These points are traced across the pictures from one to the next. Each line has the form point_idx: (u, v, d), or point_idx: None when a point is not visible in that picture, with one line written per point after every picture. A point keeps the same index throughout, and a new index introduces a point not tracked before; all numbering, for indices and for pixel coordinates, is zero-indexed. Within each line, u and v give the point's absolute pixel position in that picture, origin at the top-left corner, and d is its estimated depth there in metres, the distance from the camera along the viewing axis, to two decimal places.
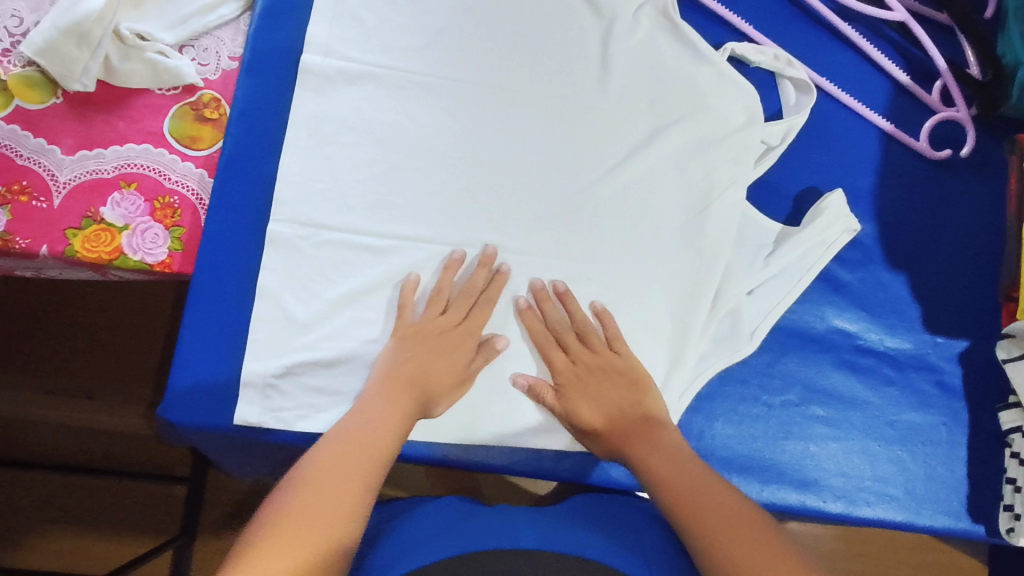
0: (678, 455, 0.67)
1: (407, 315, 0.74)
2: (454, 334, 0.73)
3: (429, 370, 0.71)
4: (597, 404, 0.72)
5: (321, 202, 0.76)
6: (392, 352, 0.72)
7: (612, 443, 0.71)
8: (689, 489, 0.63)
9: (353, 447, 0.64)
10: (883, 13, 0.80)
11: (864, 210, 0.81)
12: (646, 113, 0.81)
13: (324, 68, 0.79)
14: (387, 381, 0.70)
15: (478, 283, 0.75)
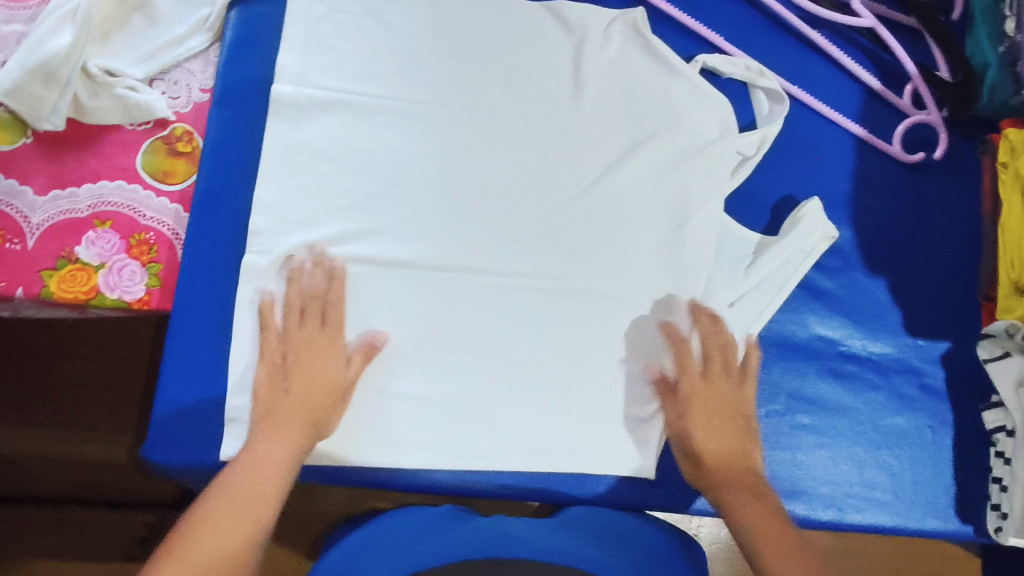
0: (771, 517, 0.66)
1: (266, 340, 0.73)
2: (319, 344, 0.72)
3: (307, 387, 0.70)
4: (717, 434, 0.71)
5: (297, 232, 0.76)
6: (269, 378, 0.71)
7: (716, 480, 0.69)
8: (782, 555, 0.62)
9: (245, 490, 0.64)
10: (853, 20, 0.80)
11: (841, 216, 0.81)
12: (622, 128, 0.81)
13: (296, 97, 0.78)
14: (274, 408, 0.70)
15: (317, 284, 0.74)
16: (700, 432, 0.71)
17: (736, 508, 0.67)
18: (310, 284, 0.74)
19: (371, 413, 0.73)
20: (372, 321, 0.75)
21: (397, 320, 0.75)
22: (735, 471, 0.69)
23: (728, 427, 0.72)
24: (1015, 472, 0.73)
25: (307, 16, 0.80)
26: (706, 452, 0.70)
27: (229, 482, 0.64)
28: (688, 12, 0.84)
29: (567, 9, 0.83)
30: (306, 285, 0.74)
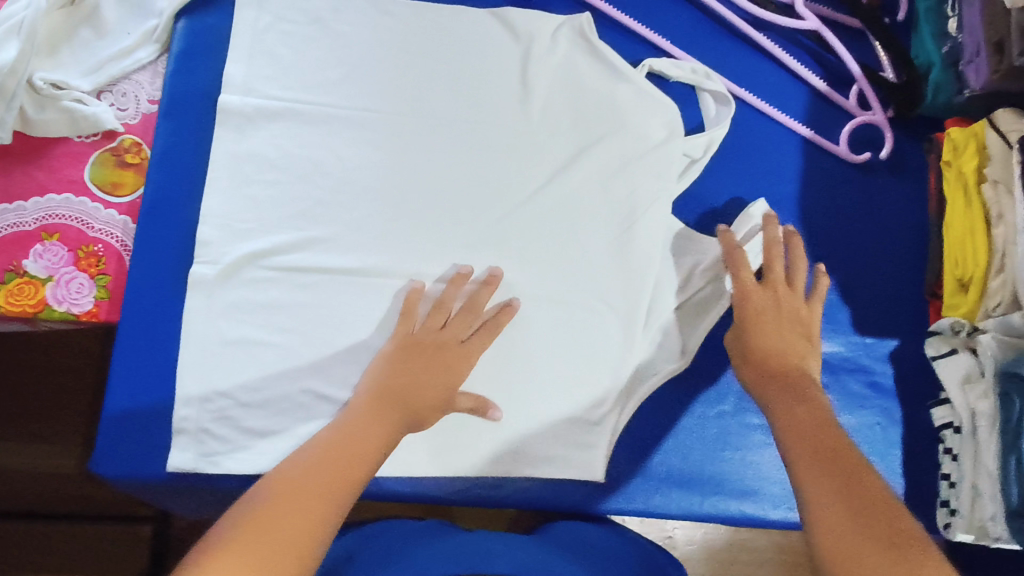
0: (823, 425, 0.63)
1: (428, 333, 0.72)
2: (448, 358, 0.71)
3: (420, 384, 0.69)
4: (776, 332, 0.71)
5: (245, 241, 0.76)
6: (389, 362, 0.70)
7: (766, 381, 0.69)
8: (821, 457, 0.60)
9: (324, 466, 0.61)
10: (796, 22, 0.81)
11: (789, 216, 0.81)
12: (571, 132, 0.81)
13: (243, 106, 0.79)
14: (379, 396, 0.68)
15: (481, 299, 0.73)
16: (755, 325, 0.71)
17: (787, 415, 0.65)
18: (474, 295, 0.74)
19: (322, 420, 0.74)
20: (321, 329, 0.75)
21: (347, 327, 0.75)
22: (789, 373, 0.69)
23: (787, 330, 0.71)
24: (962, 468, 0.73)
25: (254, 26, 0.81)
26: (757, 348, 0.71)
27: (297, 463, 0.62)
28: (633, 18, 0.85)
29: (513, 15, 0.83)
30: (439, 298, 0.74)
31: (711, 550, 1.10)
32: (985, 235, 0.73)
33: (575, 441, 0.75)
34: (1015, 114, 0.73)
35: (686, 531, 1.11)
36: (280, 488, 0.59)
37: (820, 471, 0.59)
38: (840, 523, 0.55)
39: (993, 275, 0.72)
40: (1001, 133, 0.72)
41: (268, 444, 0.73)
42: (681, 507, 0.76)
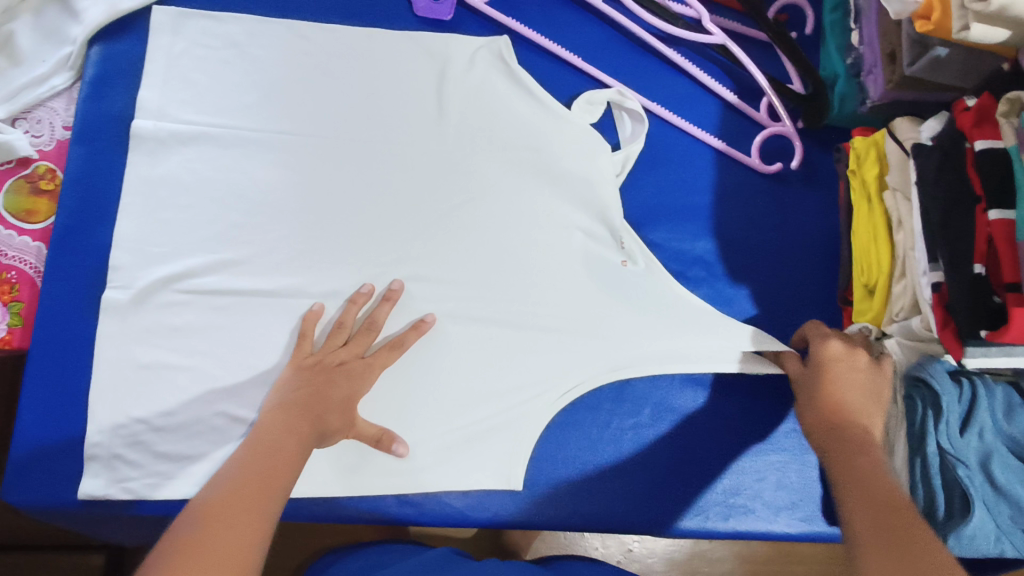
0: (885, 471, 0.57)
1: (324, 353, 0.71)
2: (354, 370, 0.70)
3: (323, 397, 0.67)
4: (849, 388, 0.66)
5: (158, 265, 0.76)
6: (285, 383, 0.68)
7: (830, 429, 0.63)
8: (875, 505, 0.52)
9: (255, 483, 0.56)
10: (703, 37, 0.82)
11: (702, 229, 0.82)
12: (487, 149, 0.81)
13: (157, 131, 0.79)
14: (283, 409, 0.65)
15: (381, 315, 0.73)
16: (829, 378, 0.68)
17: (845, 459, 0.59)
18: (373, 314, 0.74)
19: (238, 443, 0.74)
20: (236, 351, 0.75)
21: (261, 348, 0.75)
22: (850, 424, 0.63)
23: (857, 386, 0.67)
24: None
25: (169, 51, 0.81)
26: (824, 405, 0.66)
27: (222, 478, 0.57)
28: (549, 36, 0.86)
29: (428, 38, 0.84)
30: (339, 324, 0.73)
31: (672, 561, 1.10)
32: (887, 241, 0.75)
33: (493, 455, 0.75)
34: (912, 121, 0.74)
35: (645, 544, 1.10)
36: (212, 501, 0.53)
37: (868, 509, 0.52)
38: (884, 552, 0.47)
39: (896, 280, 0.74)
40: (898, 141, 0.74)
41: (184, 468, 0.73)
42: (598, 519, 0.76)
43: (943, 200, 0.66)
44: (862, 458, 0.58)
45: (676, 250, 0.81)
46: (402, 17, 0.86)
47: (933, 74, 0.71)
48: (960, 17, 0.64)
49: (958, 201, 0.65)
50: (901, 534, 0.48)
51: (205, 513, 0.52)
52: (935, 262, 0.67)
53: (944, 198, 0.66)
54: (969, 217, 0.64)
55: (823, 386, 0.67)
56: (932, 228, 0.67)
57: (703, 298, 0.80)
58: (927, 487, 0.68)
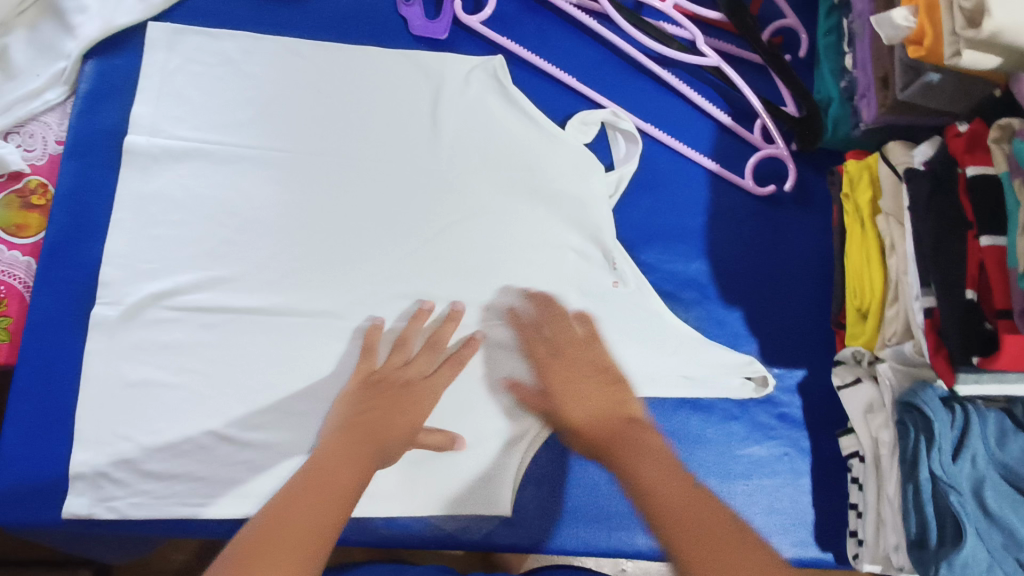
0: (658, 462, 0.60)
1: (388, 369, 0.72)
2: (416, 392, 0.71)
3: (392, 414, 0.68)
4: (575, 399, 0.69)
5: (147, 281, 0.75)
6: (350, 399, 0.69)
7: (591, 437, 0.65)
8: (678, 524, 0.55)
9: (303, 505, 0.56)
10: (697, 59, 0.83)
11: (695, 250, 0.82)
12: (481, 168, 0.81)
13: (149, 147, 0.79)
14: (352, 424, 0.66)
15: (445, 334, 0.75)
16: (559, 398, 0.70)
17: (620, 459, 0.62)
18: (436, 332, 0.75)
19: (225, 463, 0.73)
20: (224, 369, 0.74)
21: (249, 367, 0.74)
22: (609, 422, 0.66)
23: (588, 389, 0.69)
24: (867, 497, 0.73)
25: (163, 67, 0.81)
26: (580, 420, 0.67)
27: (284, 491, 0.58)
28: (544, 56, 0.86)
29: (424, 58, 0.85)
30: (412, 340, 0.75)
31: None
32: (880, 266, 0.75)
33: (482, 476, 0.74)
34: (905, 145, 0.75)
35: (639, 566, 1.09)
36: (272, 516, 0.55)
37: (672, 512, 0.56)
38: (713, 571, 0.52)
39: (889, 304, 0.74)
40: (891, 165, 0.75)
41: (169, 487, 0.72)
42: (589, 542, 0.76)
43: (935, 225, 0.66)
44: (648, 454, 0.61)
45: (669, 270, 0.81)
46: (397, 36, 0.86)
47: (925, 99, 0.71)
48: (953, 43, 0.64)
49: (951, 226, 0.65)
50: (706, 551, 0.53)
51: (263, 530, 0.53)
52: (927, 287, 0.67)
53: (936, 222, 0.66)
54: (961, 242, 0.64)
55: (563, 403, 0.69)
56: (925, 252, 0.67)
57: (697, 320, 0.80)
58: (920, 514, 0.67)
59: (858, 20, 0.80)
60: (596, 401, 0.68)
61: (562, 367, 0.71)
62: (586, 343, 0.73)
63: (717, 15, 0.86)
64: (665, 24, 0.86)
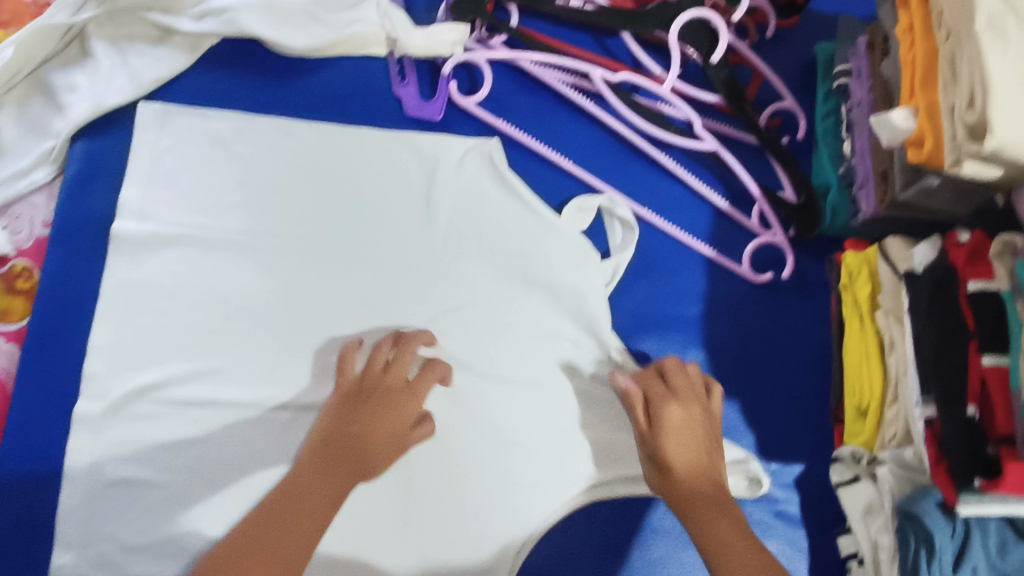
0: (742, 541, 0.62)
1: (367, 375, 0.72)
2: (394, 400, 0.71)
3: (366, 435, 0.69)
4: (685, 443, 0.68)
5: (133, 372, 0.74)
6: (332, 412, 0.70)
7: (686, 489, 0.66)
8: None
9: (268, 557, 0.60)
10: (695, 143, 0.82)
11: (692, 339, 0.81)
12: (475, 256, 0.80)
13: (137, 233, 0.77)
14: (322, 452, 0.68)
15: (415, 338, 0.74)
16: (669, 433, 0.68)
17: (705, 533, 0.63)
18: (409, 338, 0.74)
19: None
20: (211, 466, 0.72)
21: (235, 464, 0.73)
22: (702, 488, 0.66)
23: (686, 444, 0.68)
24: None
25: (153, 149, 0.79)
26: (678, 461, 0.67)
27: (229, 543, 0.62)
28: (539, 138, 0.85)
29: (419, 139, 0.83)
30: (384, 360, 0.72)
31: None
32: (880, 365, 0.74)
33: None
34: (904, 241, 0.74)
35: None
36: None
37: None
38: None
39: (888, 405, 0.73)
40: (891, 262, 0.74)
41: None
42: None
43: (936, 333, 0.65)
44: (723, 521, 0.63)
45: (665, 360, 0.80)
46: (390, 114, 0.85)
47: (925, 200, 0.70)
48: (954, 150, 0.63)
49: (951, 336, 0.64)
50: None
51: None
52: (927, 396, 0.66)
53: (937, 330, 0.66)
54: (961, 354, 0.63)
55: (664, 435, 0.68)
56: (925, 361, 0.66)
57: None
58: None
59: (857, 110, 0.79)
60: (689, 461, 0.67)
61: (682, 414, 0.69)
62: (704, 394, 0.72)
63: (716, 97, 0.84)
64: (661, 105, 0.85)
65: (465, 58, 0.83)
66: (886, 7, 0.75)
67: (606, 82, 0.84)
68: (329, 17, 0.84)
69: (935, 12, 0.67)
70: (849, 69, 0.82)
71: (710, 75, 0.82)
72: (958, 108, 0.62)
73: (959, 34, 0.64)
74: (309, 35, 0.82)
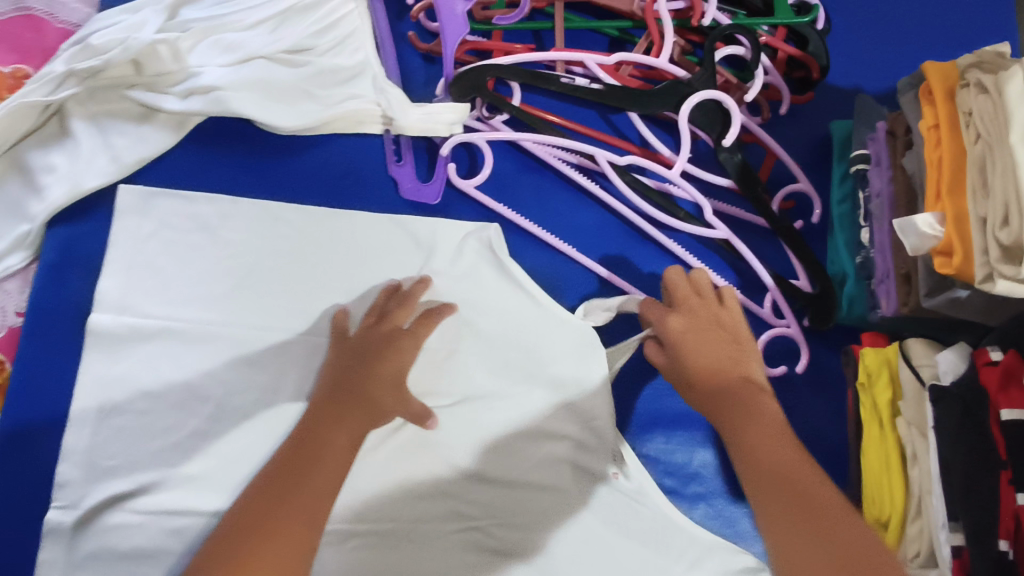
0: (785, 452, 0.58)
1: (367, 327, 0.72)
2: (395, 336, 0.70)
3: (372, 374, 0.67)
4: (698, 347, 0.67)
5: (108, 480, 0.70)
6: (332, 366, 0.70)
7: (707, 394, 0.64)
8: (796, 506, 0.53)
9: (289, 485, 0.59)
10: (705, 231, 0.77)
11: (700, 438, 0.78)
12: (474, 347, 0.76)
13: (115, 326, 0.73)
14: (332, 391, 0.66)
15: (415, 293, 0.74)
16: (681, 345, 0.67)
17: (740, 439, 0.60)
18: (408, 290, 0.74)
19: None
20: None
21: None
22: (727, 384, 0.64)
23: (699, 343, 0.67)
24: None
25: (135, 235, 0.75)
26: (694, 367, 0.66)
27: (261, 486, 0.61)
28: (543, 222, 0.82)
29: (413, 224, 0.79)
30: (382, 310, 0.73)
31: None
32: (901, 475, 0.69)
33: None
34: (926, 345, 0.71)
35: None
36: (255, 514, 0.57)
37: (781, 501, 0.54)
38: None
39: (911, 519, 0.68)
40: (913, 367, 0.70)
41: None
42: None
43: (965, 456, 0.62)
44: (771, 436, 0.59)
45: (671, 460, 0.77)
46: (385, 196, 0.81)
47: (952, 310, 0.66)
48: (984, 265, 0.59)
49: (981, 462, 0.60)
50: (829, 540, 0.51)
51: (244, 530, 0.56)
52: (955, 521, 0.62)
53: (966, 453, 0.61)
54: (992, 484, 0.59)
55: (677, 354, 0.67)
56: (952, 483, 0.62)
57: (703, 516, 0.76)
58: None
59: (876, 200, 0.75)
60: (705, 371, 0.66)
61: (688, 324, 0.68)
62: (713, 294, 0.71)
63: (729, 181, 0.81)
64: (671, 186, 0.81)
65: (465, 139, 0.78)
66: (909, 97, 0.72)
67: (611, 163, 0.79)
68: (323, 93, 0.80)
69: (964, 112, 0.64)
70: (868, 155, 0.78)
71: (721, 159, 0.77)
72: (990, 224, 0.58)
73: (992, 142, 0.60)
74: (301, 114, 0.78)
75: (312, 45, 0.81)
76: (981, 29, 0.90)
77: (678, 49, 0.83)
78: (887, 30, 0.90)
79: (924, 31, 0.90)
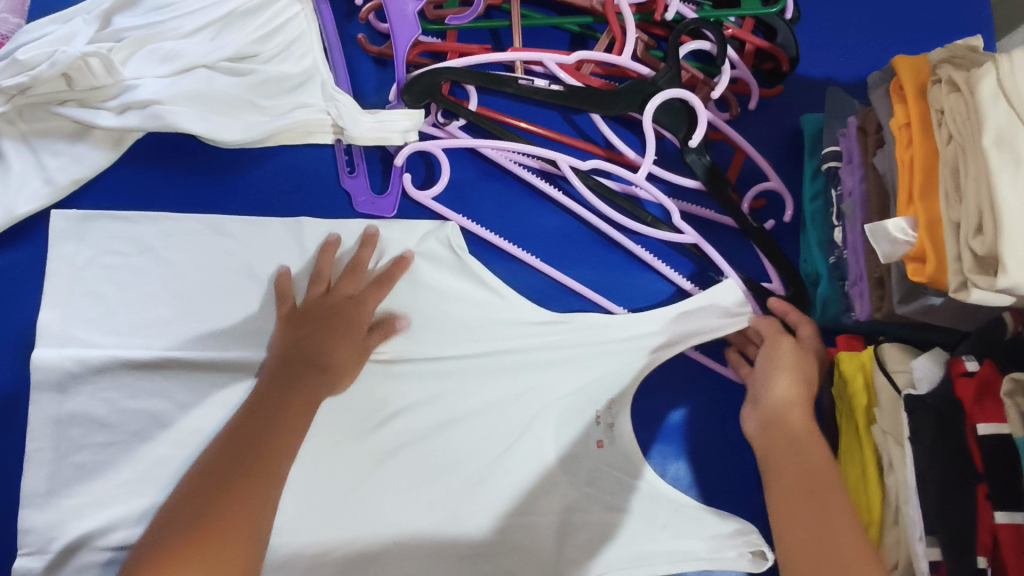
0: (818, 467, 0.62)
1: (316, 293, 0.73)
2: (349, 314, 0.71)
3: (324, 344, 0.69)
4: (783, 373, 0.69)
5: (68, 521, 0.67)
6: (284, 336, 0.70)
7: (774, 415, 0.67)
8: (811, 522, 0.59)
9: (241, 471, 0.57)
10: (673, 237, 0.73)
11: (675, 449, 0.76)
12: (444, 358, 0.75)
13: (60, 361, 0.69)
14: (284, 367, 0.67)
15: (363, 258, 0.74)
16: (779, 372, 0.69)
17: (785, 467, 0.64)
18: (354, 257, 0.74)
19: None
20: None
21: None
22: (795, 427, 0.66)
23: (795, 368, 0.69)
24: None
25: (73, 262, 0.71)
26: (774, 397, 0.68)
27: (204, 466, 0.59)
28: (507, 233, 0.79)
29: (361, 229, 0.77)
30: (328, 274, 0.73)
31: None
32: (878, 485, 0.67)
33: None
34: (902, 350, 0.68)
35: None
36: (211, 490, 0.56)
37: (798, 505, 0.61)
38: None
39: (888, 527, 0.66)
40: (888, 374, 0.67)
41: None
42: None
43: (940, 472, 0.59)
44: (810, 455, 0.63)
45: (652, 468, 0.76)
46: (342, 209, 0.78)
47: (925, 316, 0.65)
48: (959, 273, 0.56)
49: (956, 478, 0.58)
50: None
51: (206, 507, 0.55)
52: (931, 535, 0.60)
53: (943, 469, 0.59)
54: (970, 500, 0.57)
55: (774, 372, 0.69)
56: (928, 501, 0.60)
57: None
58: None
59: (848, 199, 0.73)
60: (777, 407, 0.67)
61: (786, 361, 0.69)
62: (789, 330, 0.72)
63: (696, 182, 0.77)
64: (638, 191, 0.78)
65: (420, 147, 0.74)
66: (879, 93, 0.69)
67: (574, 169, 0.74)
68: (268, 102, 0.76)
69: (936, 110, 0.61)
70: (840, 151, 0.75)
71: (688, 159, 0.74)
72: (964, 232, 0.56)
73: (964, 143, 0.57)
74: (244, 126, 0.74)
75: (256, 51, 0.77)
76: (952, 11, 0.88)
77: (641, 46, 0.80)
78: (858, 16, 0.87)
79: (899, 17, 0.87)
